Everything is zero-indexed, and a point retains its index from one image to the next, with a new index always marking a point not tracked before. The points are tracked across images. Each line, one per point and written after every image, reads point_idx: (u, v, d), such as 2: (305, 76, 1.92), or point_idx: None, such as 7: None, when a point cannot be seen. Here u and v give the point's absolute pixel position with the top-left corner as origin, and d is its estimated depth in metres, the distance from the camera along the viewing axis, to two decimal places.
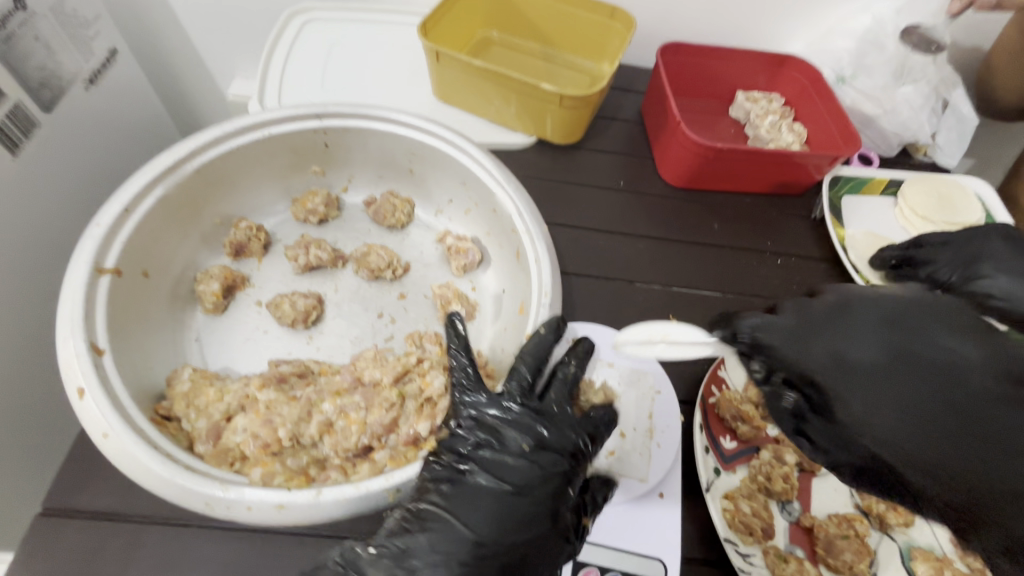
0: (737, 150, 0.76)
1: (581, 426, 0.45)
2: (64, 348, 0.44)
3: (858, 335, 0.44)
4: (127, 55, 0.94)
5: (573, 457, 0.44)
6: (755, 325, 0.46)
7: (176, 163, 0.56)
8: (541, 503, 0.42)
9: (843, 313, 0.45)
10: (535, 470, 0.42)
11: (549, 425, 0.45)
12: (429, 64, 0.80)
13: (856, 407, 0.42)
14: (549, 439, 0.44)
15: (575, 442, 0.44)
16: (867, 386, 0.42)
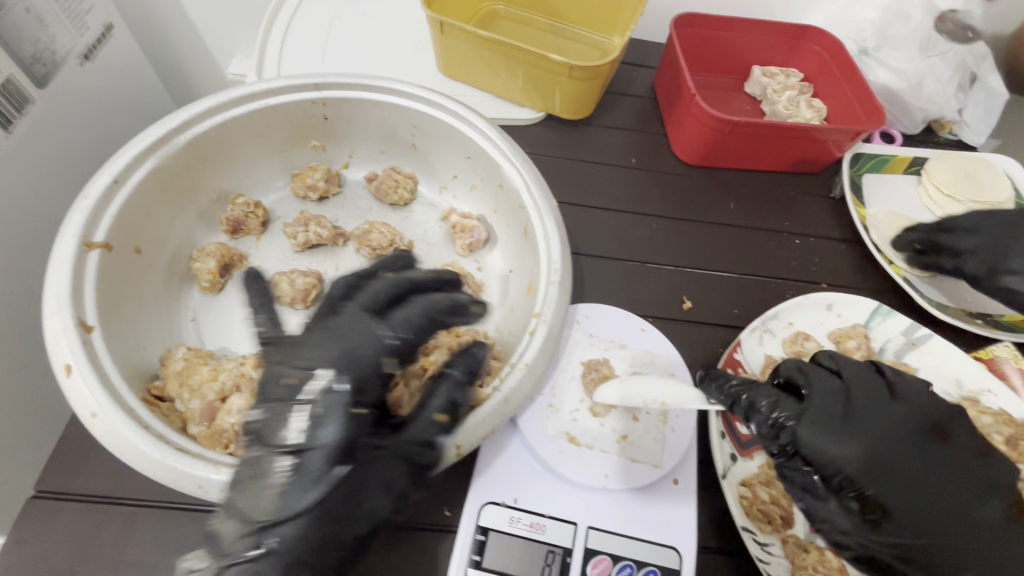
0: (755, 124, 0.72)
1: (368, 337, 0.41)
2: (50, 324, 0.42)
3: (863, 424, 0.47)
4: (124, 32, 0.92)
5: (358, 366, 0.40)
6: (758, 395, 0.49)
7: (168, 134, 0.53)
8: (342, 429, 0.37)
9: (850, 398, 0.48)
10: (324, 396, 0.38)
11: (327, 347, 0.41)
12: (433, 36, 0.77)
13: (837, 460, 0.46)
14: (334, 364, 0.40)
15: (357, 356, 0.41)
16: (868, 460, 0.46)
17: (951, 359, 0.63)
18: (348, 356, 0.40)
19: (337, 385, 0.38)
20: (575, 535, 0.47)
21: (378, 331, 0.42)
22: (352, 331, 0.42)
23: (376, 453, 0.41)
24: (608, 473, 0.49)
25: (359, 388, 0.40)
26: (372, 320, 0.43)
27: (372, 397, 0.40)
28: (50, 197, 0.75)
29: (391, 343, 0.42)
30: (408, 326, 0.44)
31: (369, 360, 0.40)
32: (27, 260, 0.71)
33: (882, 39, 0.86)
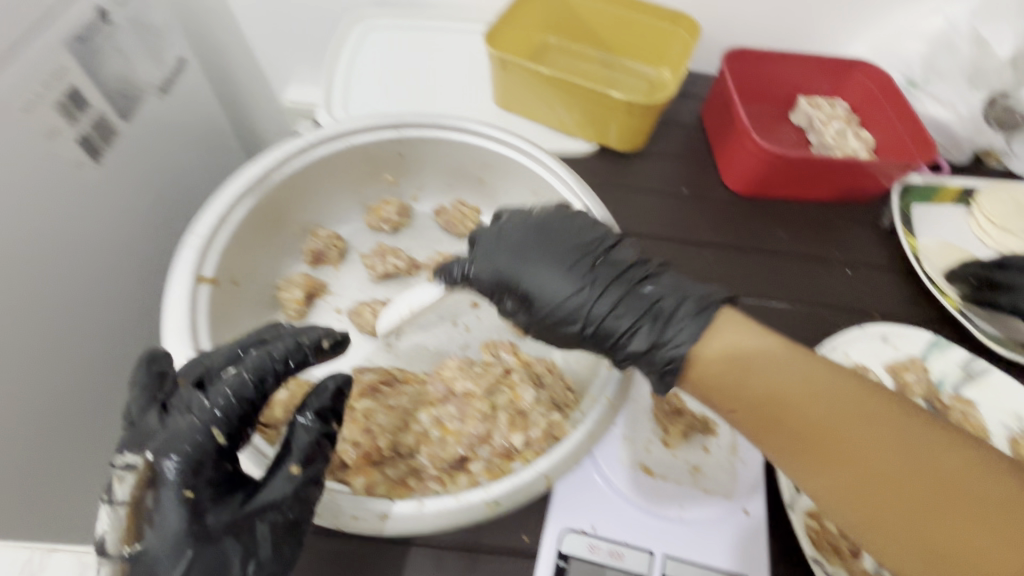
0: (807, 159, 0.75)
1: (186, 415, 0.40)
2: (172, 355, 0.46)
3: (548, 251, 0.52)
4: (194, 64, 0.97)
5: (183, 448, 0.39)
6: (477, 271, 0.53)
7: (264, 174, 0.57)
8: (179, 513, 0.38)
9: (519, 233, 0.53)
10: (163, 487, 0.39)
11: (161, 435, 0.40)
12: (493, 72, 0.81)
13: (536, 281, 0.52)
14: (157, 449, 0.40)
15: (185, 437, 0.40)
16: (535, 266, 0.52)
17: (1012, 392, 0.64)
18: (172, 440, 0.40)
19: (166, 464, 0.39)
20: (652, 562, 0.49)
21: (191, 407, 0.41)
22: (188, 409, 0.41)
23: (237, 521, 0.40)
24: (683, 504, 0.51)
25: (191, 467, 0.39)
26: (210, 391, 0.41)
27: (208, 472, 0.40)
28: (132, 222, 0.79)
29: (210, 414, 0.40)
30: (218, 400, 0.41)
31: (184, 437, 0.40)
32: (113, 283, 0.75)
33: (930, 71, 0.87)
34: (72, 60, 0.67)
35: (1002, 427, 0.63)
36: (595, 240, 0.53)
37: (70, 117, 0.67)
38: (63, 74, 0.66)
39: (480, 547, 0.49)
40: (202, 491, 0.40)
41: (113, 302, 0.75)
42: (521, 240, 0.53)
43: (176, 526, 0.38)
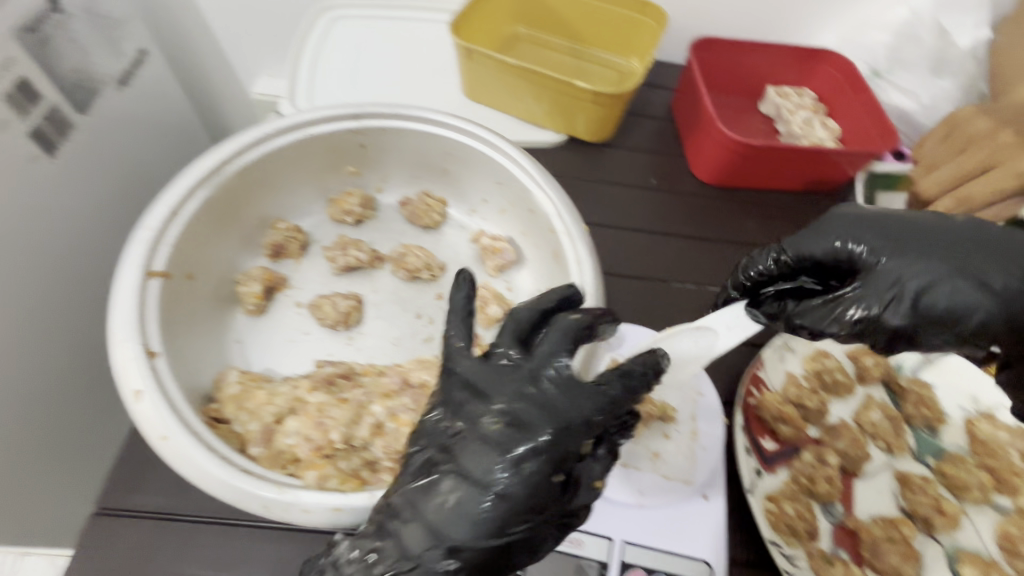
0: (773, 146, 0.75)
1: (484, 426, 0.39)
2: (120, 351, 0.44)
3: (933, 243, 0.43)
4: (157, 55, 0.94)
5: (526, 469, 0.38)
6: (790, 250, 0.47)
7: (217, 165, 0.56)
8: (487, 520, 0.37)
9: (901, 219, 0.46)
10: (465, 496, 0.38)
11: (462, 447, 0.39)
12: (459, 62, 0.80)
13: (891, 267, 0.43)
14: (463, 463, 0.39)
15: (518, 442, 0.38)
16: (914, 252, 0.43)
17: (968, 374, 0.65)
18: (481, 448, 0.39)
19: (479, 475, 0.38)
20: (611, 549, 0.49)
21: (487, 419, 0.39)
22: (453, 411, 0.41)
23: (533, 536, 0.39)
24: (642, 490, 0.52)
25: (533, 476, 0.38)
26: (533, 393, 0.40)
27: (532, 472, 0.38)
28: (98, 220, 0.78)
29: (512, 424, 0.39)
30: (552, 405, 0.39)
31: (501, 449, 0.38)
32: (75, 282, 0.74)
33: (894, 61, 0.88)
34: (20, 50, 0.65)
35: (960, 409, 0.64)
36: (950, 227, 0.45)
37: (19, 109, 0.65)
38: (9, 63, 0.63)
39: None
40: (563, 490, 0.39)
41: (75, 300, 0.74)
42: (923, 230, 0.44)
43: (427, 534, 0.38)
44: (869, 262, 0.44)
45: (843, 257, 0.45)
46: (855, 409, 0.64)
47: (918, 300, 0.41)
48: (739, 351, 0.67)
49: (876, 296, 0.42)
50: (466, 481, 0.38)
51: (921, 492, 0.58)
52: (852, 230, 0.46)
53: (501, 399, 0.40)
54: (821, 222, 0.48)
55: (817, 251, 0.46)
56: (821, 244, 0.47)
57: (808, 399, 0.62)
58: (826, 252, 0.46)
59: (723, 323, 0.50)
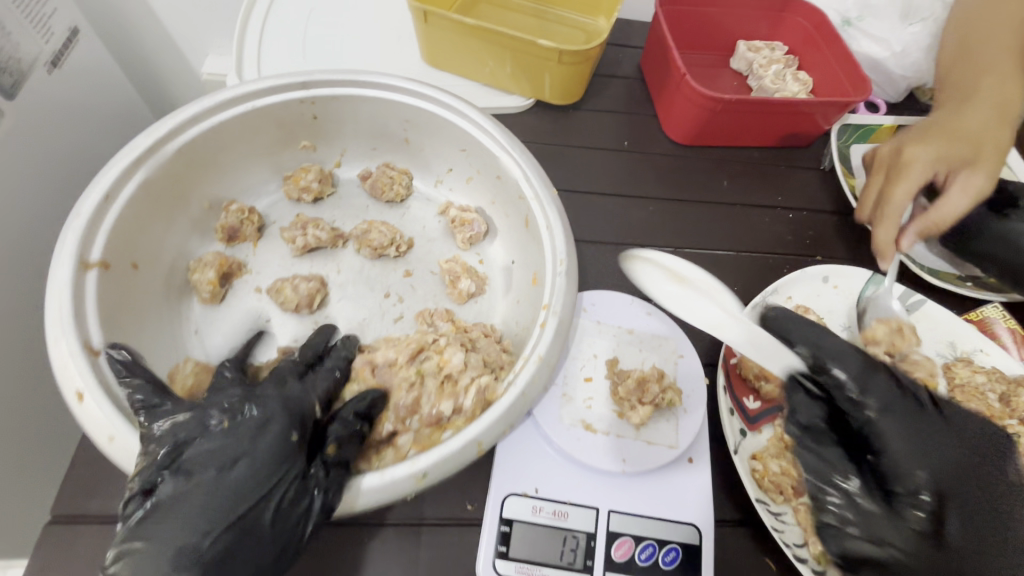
0: (745, 101, 0.72)
1: (235, 420, 0.42)
2: (55, 348, 0.42)
3: (939, 454, 0.43)
4: (89, 33, 0.86)
5: (271, 456, 0.41)
6: (872, 398, 0.46)
7: (155, 144, 0.52)
8: (182, 506, 0.37)
9: (928, 432, 0.44)
10: (204, 491, 0.38)
11: (218, 452, 0.40)
12: (415, 25, 0.75)
13: (899, 447, 0.43)
14: (182, 471, 0.39)
15: (256, 436, 0.41)
16: (941, 464, 0.43)
17: (944, 323, 0.66)
18: (245, 435, 0.41)
19: (227, 479, 0.39)
20: (597, 519, 0.48)
21: (262, 421, 0.42)
22: (226, 406, 0.43)
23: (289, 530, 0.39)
24: (626, 457, 0.50)
25: (266, 454, 0.41)
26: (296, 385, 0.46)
27: (261, 444, 0.41)
28: (44, 215, 0.71)
29: (256, 412, 0.43)
30: (282, 388, 0.45)
31: (265, 451, 0.41)
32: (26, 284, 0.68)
33: (863, 8, 0.86)
34: None
35: (938, 355, 0.65)
36: (958, 463, 0.43)
37: None
38: None
39: (421, 520, 0.48)
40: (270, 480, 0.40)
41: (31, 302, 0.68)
42: (964, 486, 0.42)
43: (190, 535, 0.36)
44: (917, 487, 0.42)
45: (899, 465, 0.43)
46: None
47: (941, 547, 0.40)
48: None
49: (901, 519, 0.41)
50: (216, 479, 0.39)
51: None
52: (923, 462, 0.42)
53: (238, 398, 0.44)
54: (930, 422, 0.45)
55: (899, 449, 0.43)
56: (880, 388, 0.46)
57: None
58: (904, 459, 0.43)
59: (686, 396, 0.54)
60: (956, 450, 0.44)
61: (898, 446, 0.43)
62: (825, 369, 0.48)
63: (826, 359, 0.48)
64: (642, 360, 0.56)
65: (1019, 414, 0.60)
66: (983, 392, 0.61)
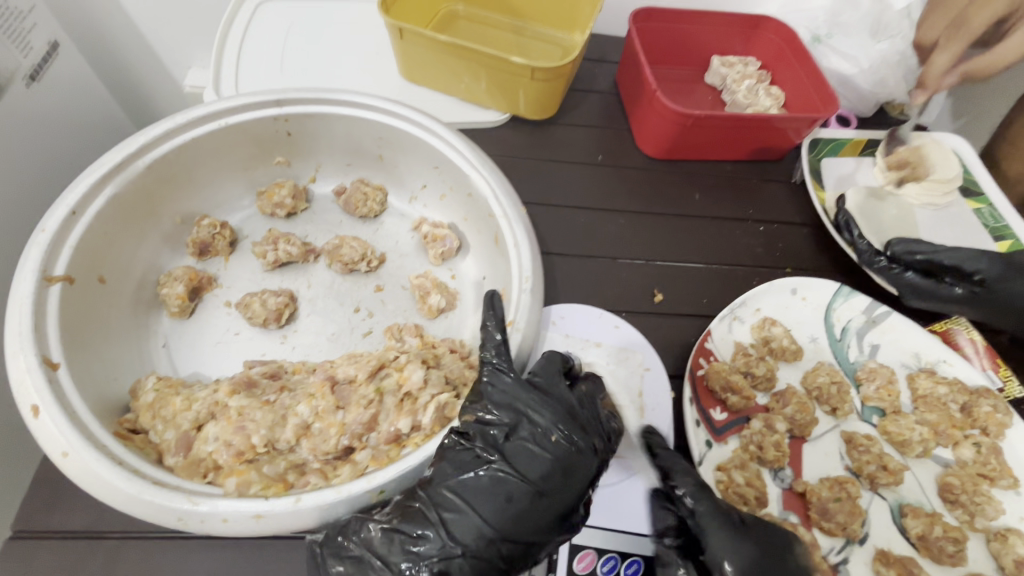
0: (715, 116, 0.73)
1: (539, 446, 0.43)
2: (13, 363, 0.42)
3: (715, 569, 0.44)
4: (69, 47, 0.86)
5: (566, 491, 0.42)
6: (686, 501, 0.47)
7: (125, 160, 0.53)
8: (476, 560, 0.39)
9: (726, 541, 0.45)
10: (483, 530, 0.40)
11: (473, 504, 0.41)
12: (392, 41, 0.76)
13: (722, 556, 0.44)
14: (451, 530, 0.40)
15: (566, 467, 0.42)
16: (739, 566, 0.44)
17: (909, 334, 0.67)
18: (522, 459, 0.42)
19: (490, 526, 0.40)
20: None
21: (549, 456, 0.43)
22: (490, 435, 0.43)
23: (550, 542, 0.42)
24: None
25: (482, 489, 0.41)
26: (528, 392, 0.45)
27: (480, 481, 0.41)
28: (17, 227, 0.71)
29: (560, 444, 0.43)
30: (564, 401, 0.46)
31: (550, 461, 0.42)
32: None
33: (833, 26, 0.88)
34: None
35: (902, 366, 0.66)
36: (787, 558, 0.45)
37: None
38: None
39: None
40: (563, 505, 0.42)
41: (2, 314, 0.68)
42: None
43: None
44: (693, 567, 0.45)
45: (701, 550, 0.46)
46: (803, 374, 0.65)
47: None
48: (687, 325, 0.68)
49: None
50: (521, 516, 0.40)
51: (866, 451, 0.59)
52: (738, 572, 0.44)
53: (494, 423, 0.44)
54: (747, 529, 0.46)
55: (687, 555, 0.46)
56: (681, 483, 0.48)
57: (754, 366, 0.62)
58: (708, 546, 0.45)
59: (647, 405, 0.56)
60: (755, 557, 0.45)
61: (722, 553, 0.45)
62: (668, 479, 0.49)
63: (677, 469, 0.49)
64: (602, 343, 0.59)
65: (980, 424, 0.61)
66: (945, 403, 0.62)
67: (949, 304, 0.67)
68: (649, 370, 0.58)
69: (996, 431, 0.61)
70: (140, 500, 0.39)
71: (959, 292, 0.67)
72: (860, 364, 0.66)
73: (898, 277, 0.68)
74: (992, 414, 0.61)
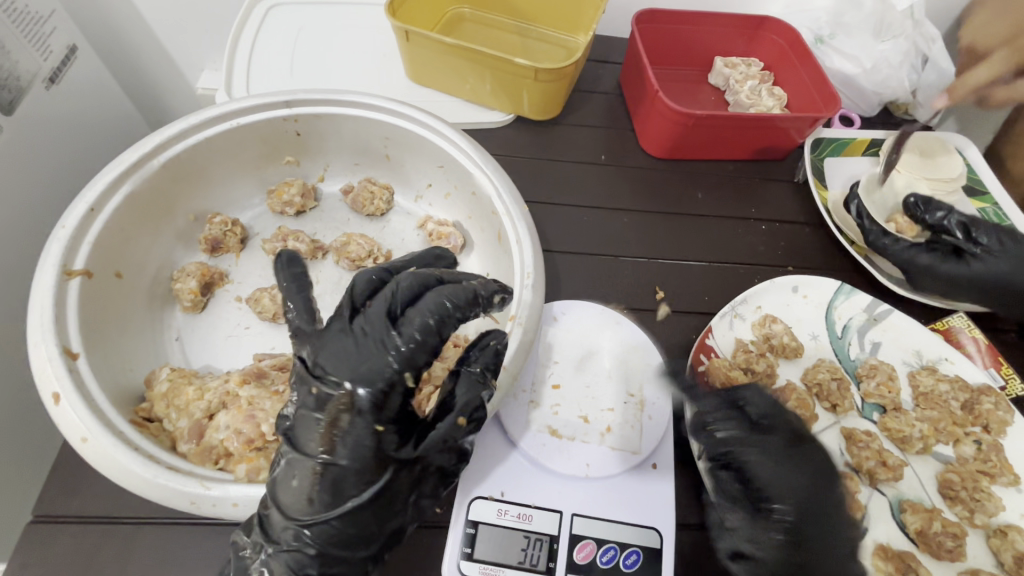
0: (717, 116, 0.74)
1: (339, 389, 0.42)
2: (36, 353, 0.44)
3: (773, 482, 0.48)
4: (87, 50, 0.88)
5: (358, 451, 0.41)
6: (722, 435, 0.51)
7: (140, 159, 0.55)
8: (321, 527, 0.40)
9: (786, 460, 0.50)
10: (321, 479, 0.41)
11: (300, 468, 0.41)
12: (399, 44, 0.78)
13: (764, 474, 0.49)
14: (283, 503, 0.41)
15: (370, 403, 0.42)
16: (784, 472, 0.49)
17: (910, 332, 0.68)
18: (334, 412, 0.42)
19: (335, 459, 0.41)
20: (561, 522, 0.50)
21: (350, 407, 0.42)
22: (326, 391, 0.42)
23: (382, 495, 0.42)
24: (590, 462, 0.52)
25: (327, 435, 0.41)
26: (355, 341, 0.43)
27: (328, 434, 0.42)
28: (37, 224, 0.73)
29: (361, 375, 0.42)
30: (373, 360, 0.43)
31: (361, 439, 0.41)
32: (17, 291, 0.69)
33: (836, 26, 0.88)
34: None
35: (904, 363, 0.67)
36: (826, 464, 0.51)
37: None
38: None
39: None
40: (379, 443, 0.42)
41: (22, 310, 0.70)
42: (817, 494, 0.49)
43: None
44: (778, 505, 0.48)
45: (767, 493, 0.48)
46: (804, 370, 0.66)
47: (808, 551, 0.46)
48: (689, 322, 0.69)
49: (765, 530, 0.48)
50: (348, 471, 0.41)
51: (865, 447, 0.60)
52: (787, 482, 0.49)
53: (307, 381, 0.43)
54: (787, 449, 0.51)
55: (769, 482, 0.49)
56: (721, 424, 0.52)
57: (755, 363, 0.63)
58: (770, 489, 0.48)
59: (648, 399, 0.56)
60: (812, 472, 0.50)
61: (764, 472, 0.49)
62: (708, 423, 0.52)
63: (711, 416, 0.53)
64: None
65: (982, 421, 0.61)
66: (946, 400, 0.63)
67: (955, 283, 0.68)
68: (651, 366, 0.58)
69: (997, 429, 0.61)
70: (156, 484, 0.41)
71: (968, 268, 0.67)
72: (860, 361, 0.67)
73: (907, 252, 0.69)
74: (993, 411, 0.61)
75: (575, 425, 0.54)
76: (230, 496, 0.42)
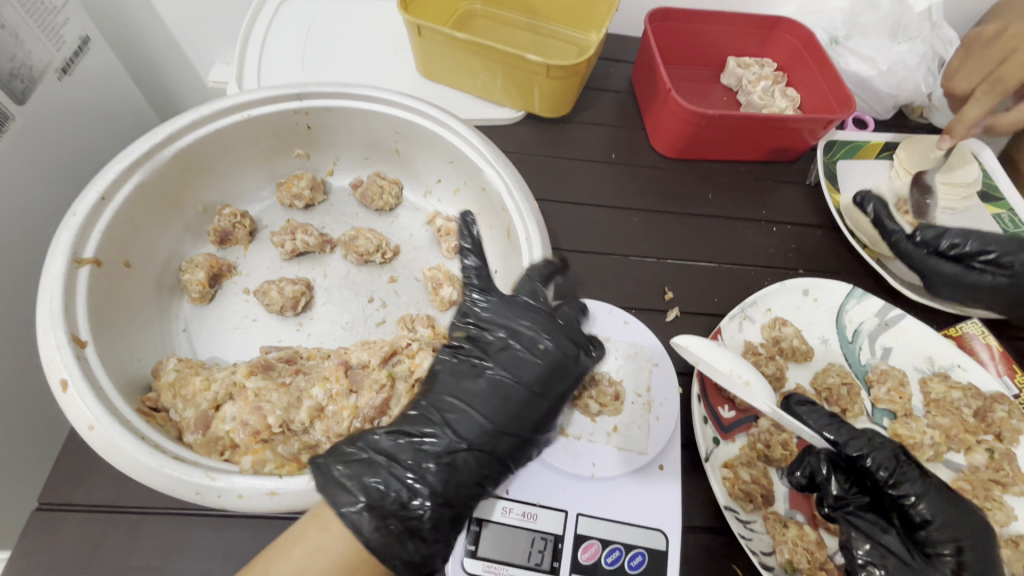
0: (730, 116, 0.73)
1: (529, 351, 0.48)
2: (44, 340, 0.44)
3: (931, 515, 0.50)
4: (100, 41, 0.89)
5: (508, 407, 0.46)
6: (873, 465, 0.52)
7: (152, 149, 0.55)
8: (466, 457, 0.44)
9: (941, 493, 0.51)
10: (473, 431, 0.45)
11: (465, 402, 0.46)
12: (410, 39, 0.78)
13: (924, 507, 0.50)
14: (455, 429, 0.45)
15: (552, 370, 0.47)
16: (941, 505, 0.50)
17: (922, 337, 0.67)
18: (517, 367, 0.47)
19: (488, 411, 0.46)
20: (566, 521, 0.49)
21: (500, 364, 0.48)
22: (486, 344, 0.49)
23: (521, 452, 0.46)
24: (596, 462, 0.52)
25: (489, 390, 0.46)
26: (531, 312, 0.50)
27: (482, 386, 0.47)
28: (47, 213, 0.73)
29: (550, 349, 0.48)
30: (536, 339, 0.48)
31: (513, 383, 0.47)
32: (26, 279, 0.70)
33: (852, 27, 0.87)
34: None
35: (916, 370, 0.66)
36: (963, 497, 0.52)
37: None
38: None
39: None
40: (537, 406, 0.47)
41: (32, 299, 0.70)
42: (973, 524, 0.49)
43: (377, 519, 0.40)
44: (944, 544, 0.49)
45: (936, 532, 0.49)
46: (814, 374, 0.65)
47: None
48: (697, 323, 0.68)
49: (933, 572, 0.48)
50: (517, 414, 0.46)
51: None
52: (941, 516, 0.50)
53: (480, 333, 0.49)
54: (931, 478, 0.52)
55: (938, 520, 0.50)
56: (875, 453, 0.52)
57: (763, 365, 0.62)
58: (930, 522, 0.50)
59: (657, 399, 0.56)
60: (950, 503, 0.51)
61: (924, 506, 0.50)
62: (850, 450, 0.52)
63: (845, 438, 0.53)
64: (732, 369, 0.54)
65: (994, 430, 0.60)
66: (958, 407, 0.61)
67: (978, 293, 0.67)
68: (660, 370, 0.58)
69: (1010, 437, 0.60)
70: (162, 474, 0.41)
71: (990, 280, 0.67)
72: (871, 365, 0.66)
73: (925, 259, 0.68)
74: (1007, 419, 0.60)
75: (583, 426, 0.54)
76: (234, 487, 0.42)
